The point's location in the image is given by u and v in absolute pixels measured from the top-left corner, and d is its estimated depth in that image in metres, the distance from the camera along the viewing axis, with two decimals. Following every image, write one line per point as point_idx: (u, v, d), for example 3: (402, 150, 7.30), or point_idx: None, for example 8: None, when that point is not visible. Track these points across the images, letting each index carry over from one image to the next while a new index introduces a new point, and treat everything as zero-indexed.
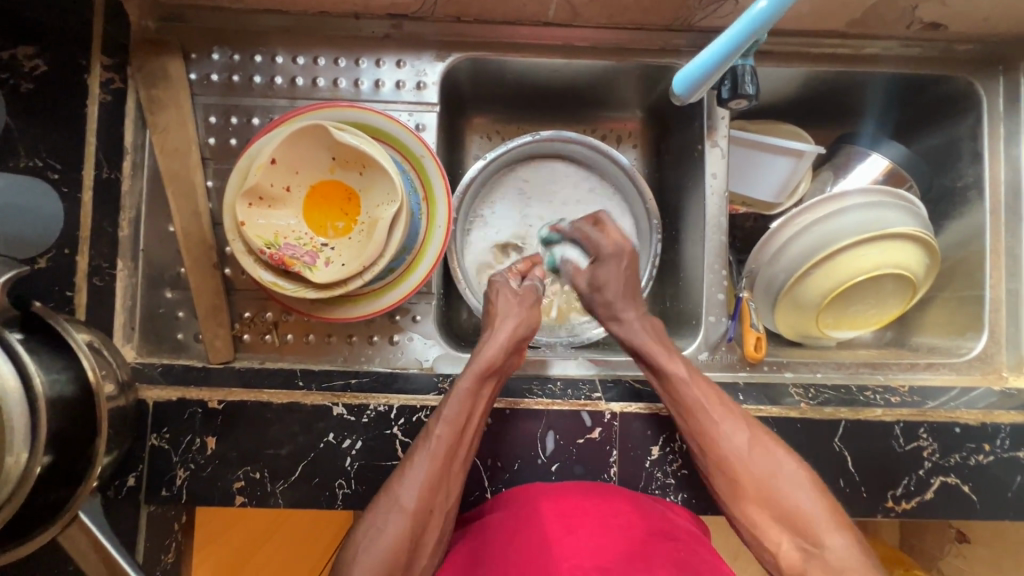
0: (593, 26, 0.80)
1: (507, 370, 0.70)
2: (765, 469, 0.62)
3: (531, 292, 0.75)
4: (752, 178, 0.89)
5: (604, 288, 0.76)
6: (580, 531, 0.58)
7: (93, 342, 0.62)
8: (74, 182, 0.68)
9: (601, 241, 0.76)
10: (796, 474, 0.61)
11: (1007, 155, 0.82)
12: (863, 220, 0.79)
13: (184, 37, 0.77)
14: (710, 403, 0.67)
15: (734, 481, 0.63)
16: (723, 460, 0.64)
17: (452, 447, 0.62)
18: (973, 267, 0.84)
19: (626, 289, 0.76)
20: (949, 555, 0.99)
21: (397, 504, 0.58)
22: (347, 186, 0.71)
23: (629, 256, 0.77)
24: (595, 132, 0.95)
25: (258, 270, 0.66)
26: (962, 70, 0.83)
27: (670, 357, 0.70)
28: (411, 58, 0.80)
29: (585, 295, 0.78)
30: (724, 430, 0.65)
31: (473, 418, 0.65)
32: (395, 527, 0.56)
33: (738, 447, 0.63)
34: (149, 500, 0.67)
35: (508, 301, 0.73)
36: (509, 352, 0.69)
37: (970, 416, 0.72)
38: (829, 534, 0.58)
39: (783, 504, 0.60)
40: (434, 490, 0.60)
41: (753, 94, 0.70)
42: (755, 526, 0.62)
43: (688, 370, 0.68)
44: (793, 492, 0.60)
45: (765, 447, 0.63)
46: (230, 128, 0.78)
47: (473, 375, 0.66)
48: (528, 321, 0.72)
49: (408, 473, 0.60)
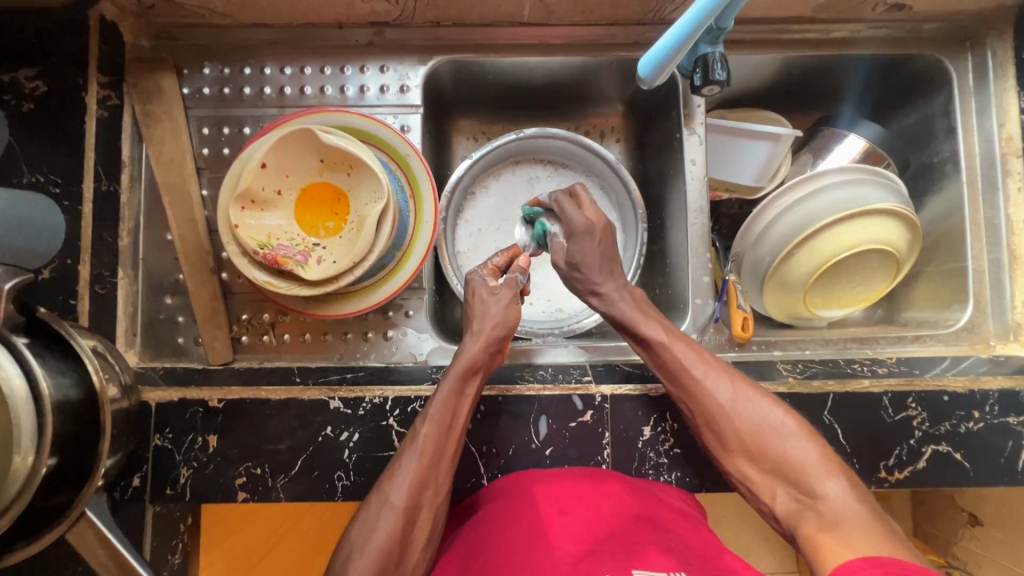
0: (568, 24, 0.84)
1: (491, 370, 0.71)
2: (751, 421, 0.62)
3: (508, 286, 0.74)
4: (732, 164, 0.91)
5: (582, 266, 0.75)
6: (572, 512, 0.59)
7: (98, 347, 0.64)
8: (75, 196, 0.70)
9: (573, 217, 0.74)
10: (785, 424, 0.61)
11: (980, 127, 0.83)
12: (841, 199, 0.80)
13: (177, 55, 0.81)
14: (692, 362, 0.68)
15: (723, 437, 0.64)
16: (710, 415, 0.65)
17: (440, 444, 0.63)
18: (954, 240, 0.85)
19: (600, 263, 0.75)
20: (964, 540, 1.00)
21: (387, 503, 0.58)
22: (336, 187, 0.74)
23: (600, 228, 0.75)
24: (579, 127, 0.98)
25: (252, 270, 0.69)
26: (930, 48, 0.85)
27: (650, 323, 0.71)
28: (394, 63, 0.83)
29: (565, 273, 0.77)
30: (708, 387, 0.66)
31: (460, 416, 0.66)
32: (386, 525, 0.57)
33: (722, 403, 0.64)
34: (154, 499, 0.69)
35: (485, 297, 0.74)
36: (491, 352, 0.70)
37: (957, 383, 0.73)
38: (822, 481, 0.56)
39: (773, 455, 0.60)
40: (426, 486, 0.61)
41: (724, 80, 0.72)
42: (750, 478, 0.62)
43: (667, 334, 0.70)
44: (782, 443, 0.60)
45: (750, 400, 0.64)
46: (223, 138, 0.81)
47: (456, 376, 0.67)
48: (507, 319, 0.72)
49: (397, 473, 0.61)
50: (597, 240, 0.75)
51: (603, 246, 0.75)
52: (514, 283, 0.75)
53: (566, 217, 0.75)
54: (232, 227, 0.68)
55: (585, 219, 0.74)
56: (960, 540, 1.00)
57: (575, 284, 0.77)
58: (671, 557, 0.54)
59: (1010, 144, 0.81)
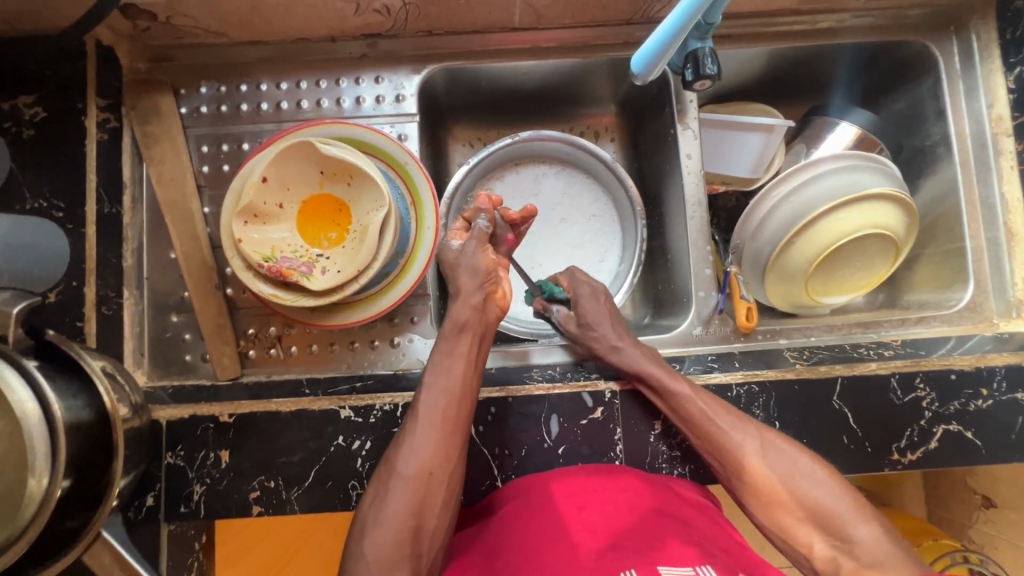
0: (558, 27, 0.85)
1: (486, 322, 0.73)
2: (783, 472, 0.63)
3: (476, 239, 0.75)
4: (726, 157, 0.92)
5: (595, 328, 0.77)
6: (591, 507, 0.60)
7: (108, 368, 0.65)
8: (79, 218, 0.70)
9: (580, 285, 0.82)
10: (812, 471, 0.63)
11: (969, 109, 0.84)
12: (835, 187, 0.82)
13: (173, 76, 0.82)
14: (716, 413, 0.67)
15: (756, 488, 0.64)
16: (739, 466, 0.65)
17: (444, 408, 0.65)
18: (952, 221, 0.86)
19: (611, 324, 0.77)
20: (979, 522, 1.00)
21: (396, 473, 0.62)
22: (337, 198, 0.75)
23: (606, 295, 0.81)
24: (574, 128, 0.99)
25: (258, 283, 0.69)
26: (915, 33, 0.87)
27: (670, 375, 0.70)
28: (388, 74, 0.84)
29: (575, 333, 0.79)
30: (736, 440, 0.66)
31: (458, 376, 0.67)
32: (398, 494, 0.60)
33: (751, 454, 0.65)
34: (169, 517, 0.68)
35: (455, 254, 0.76)
36: (481, 310, 0.72)
37: (963, 361, 0.73)
38: (853, 525, 0.59)
39: (803, 503, 0.61)
40: (435, 452, 0.63)
41: (715, 73, 0.74)
42: (785, 529, 0.63)
43: (689, 387, 0.69)
44: (811, 489, 0.61)
45: (779, 448, 0.64)
46: (222, 155, 0.81)
47: (447, 336, 0.70)
48: (479, 267, 0.74)
49: (404, 443, 0.63)
50: (603, 300, 0.80)
51: (607, 304, 0.80)
52: (482, 232, 0.75)
53: (578, 292, 0.81)
54: (236, 242, 0.69)
55: (591, 282, 0.82)
56: (975, 524, 1.01)
57: (592, 343, 0.77)
58: (693, 552, 0.54)
59: (1001, 124, 0.82)
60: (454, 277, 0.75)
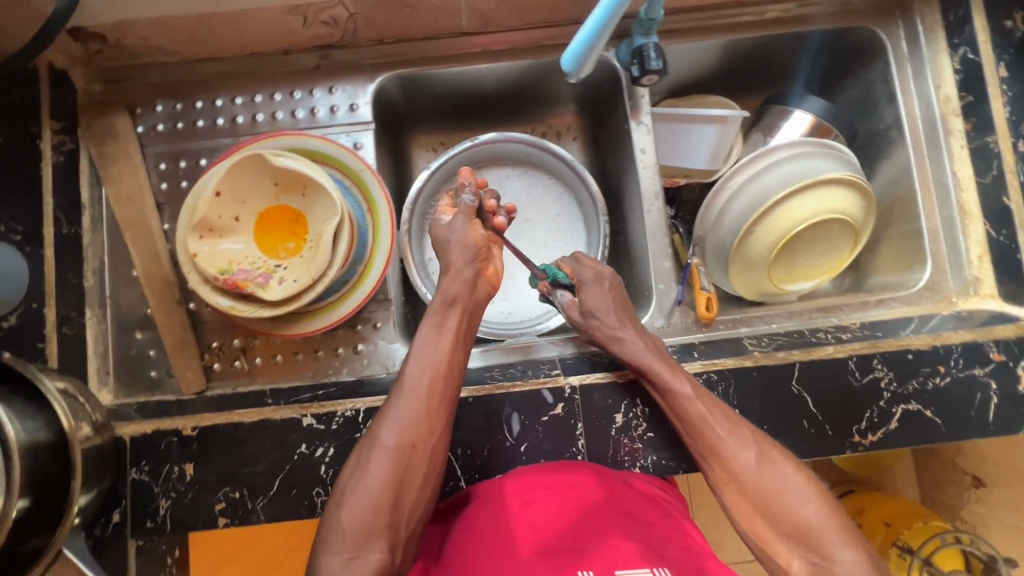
0: (508, 29, 0.86)
1: (475, 298, 0.75)
2: (774, 484, 0.61)
3: (464, 214, 0.77)
4: (684, 150, 0.93)
5: (599, 315, 0.77)
6: (538, 503, 0.60)
7: (67, 388, 0.65)
8: (36, 241, 0.72)
9: (582, 269, 0.81)
10: (804, 489, 0.61)
11: (918, 91, 0.85)
12: (790, 173, 0.83)
13: (129, 95, 0.83)
14: (715, 419, 0.66)
15: (743, 498, 0.62)
16: (731, 476, 0.64)
17: (429, 380, 0.66)
18: (908, 203, 0.87)
19: (615, 311, 0.77)
20: (971, 503, 1.01)
21: (378, 443, 0.62)
22: (293, 208, 0.75)
23: (611, 280, 0.81)
24: (536, 129, 1.00)
25: (214, 296, 0.69)
26: (862, 19, 0.88)
27: (673, 374, 0.69)
28: (342, 84, 0.85)
29: (579, 321, 0.79)
30: (731, 447, 0.65)
31: (444, 349, 0.68)
32: (378, 464, 0.60)
33: (746, 464, 0.63)
34: (135, 533, 0.69)
35: (446, 229, 0.77)
36: (468, 285, 0.74)
37: (920, 340, 0.74)
38: (835, 546, 0.56)
39: (790, 518, 0.59)
40: (418, 423, 0.63)
41: (661, 68, 0.76)
42: (766, 542, 0.60)
43: (691, 388, 0.68)
44: (799, 505, 0.60)
45: (775, 463, 0.63)
46: (181, 172, 0.82)
47: (435, 311, 0.72)
48: (468, 242, 0.76)
49: (388, 414, 0.64)
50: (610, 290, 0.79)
51: (613, 293, 0.79)
52: (468, 208, 0.77)
53: (578, 272, 0.81)
54: (191, 256, 0.69)
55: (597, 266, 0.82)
56: (966, 505, 1.02)
57: (596, 332, 0.77)
58: (646, 550, 0.55)
59: (949, 104, 0.83)
60: (445, 251, 0.76)
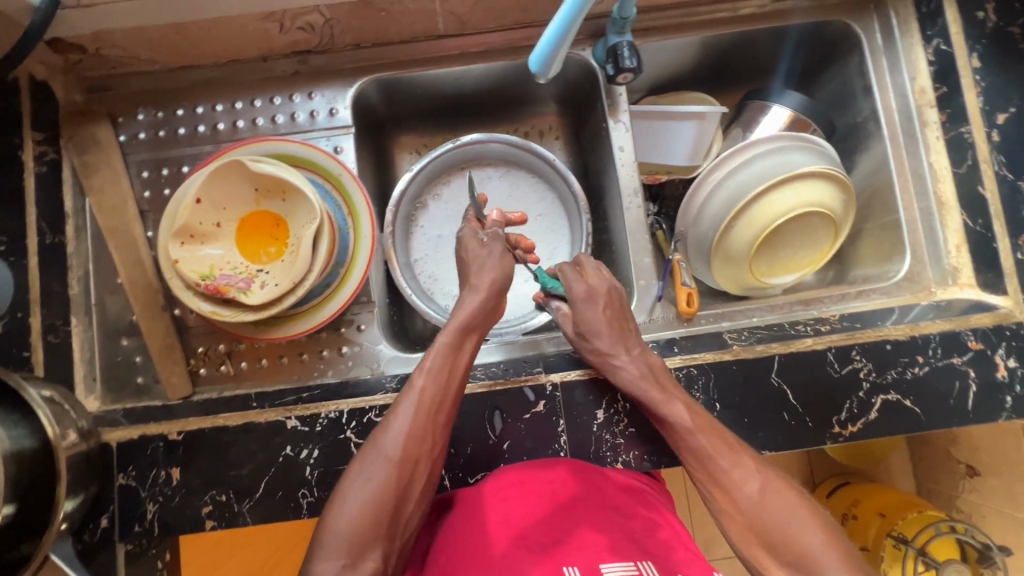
0: (485, 31, 0.87)
1: (489, 321, 0.76)
2: (777, 514, 0.59)
3: (496, 240, 0.80)
4: (664, 147, 0.94)
5: (592, 336, 0.74)
6: (516, 500, 0.61)
7: (52, 396, 0.66)
8: (20, 251, 0.72)
9: (573, 286, 0.77)
10: (808, 517, 0.58)
11: (894, 83, 0.86)
12: (767, 167, 0.84)
13: (110, 104, 0.84)
14: (717, 448, 0.64)
15: (743, 525, 0.60)
16: (731, 504, 0.61)
17: (438, 395, 0.66)
18: (886, 194, 0.87)
19: (608, 332, 0.74)
20: (965, 492, 1.01)
21: (382, 454, 0.62)
22: (274, 213, 0.76)
23: (606, 296, 0.77)
24: (518, 129, 1.01)
25: (197, 302, 0.70)
26: (837, 13, 0.88)
27: (671, 400, 0.68)
28: (321, 89, 0.86)
29: (574, 343, 0.76)
30: (735, 476, 0.62)
31: (458, 368, 0.69)
32: (381, 476, 0.60)
33: (748, 494, 0.61)
34: (123, 538, 0.70)
35: (476, 247, 0.79)
36: (485, 310, 0.75)
37: (897, 331, 0.75)
38: (834, 572, 0.54)
39: (791, 547, 0.57)
40: (423, 437, 0.64)
41: (635, 66, 0.77)
42: (767, 571, 0.58)
43: (690, 414, 0.67)
44: (801, 533, 0.57)
45: (780, 492, 0.60)
46: (163, 179, 0.83)
47: (452, 329, 0.72)
48: (499, 267, 0.78)
49: (393, 425, 0.64)
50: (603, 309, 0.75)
51: (608, 312, 0.75)
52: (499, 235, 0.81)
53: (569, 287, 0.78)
54: (173, 263, 0.70)
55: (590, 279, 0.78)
56: (961, 493, 1.02)
57: (589, 356, 0.74)
58: (631, 547, 0.56)
59: (923, 96, 0.83)
60: (470, 272, 0.78)
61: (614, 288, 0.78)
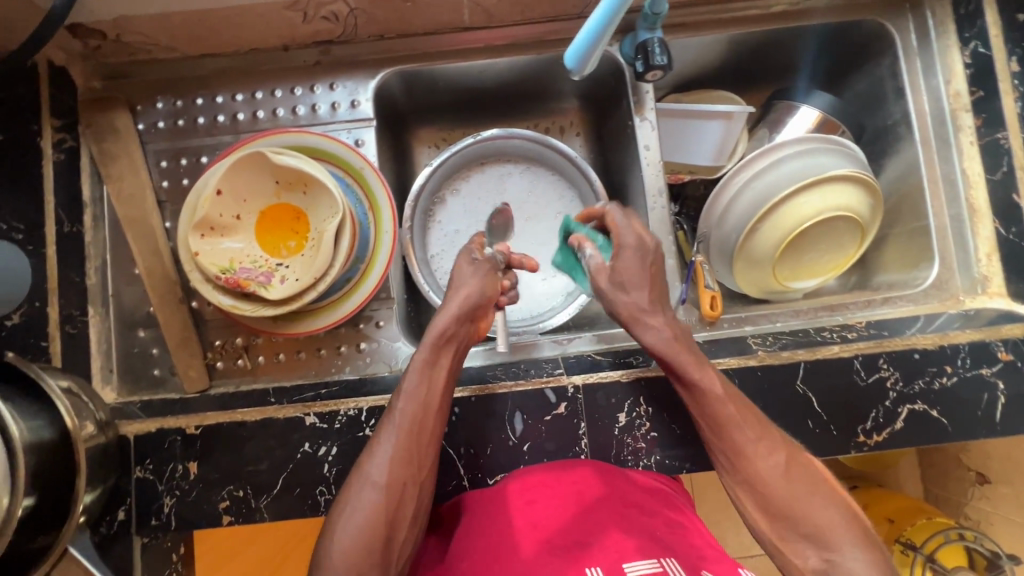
0: (510, 24, 0.85)
1: (470, 335, 0.71)
2: (800, 487, 0.58)
3: (488, 261, 0.74)
4: (688, 147, 0.92)
5: (631, 288, 0.68)
6: (540, 502, 0.61)
7: (70, 387, 0.65)
8: (38, 239, 0.72)
9: (626, 231, 0.70)
10: (827, 490, 0.59)
11: (927, 86, 0.84)
12: (796, 170, 0.82)
13: (129, 92, 0.82)
14: (745, 420, 0.62)
15: (760, 495, 0.59)
16: (751, 474, 0.60)
17: (418, 418, 0.63)
18: (916, 199, 0.85)
19: (649, 288, 0.69)
20: (974, 498, 1.00)
21: (369, 480, 0.59)
22: (294, 206, 0.75)
23: (652, 252, 0.71)
24: (539, 124, 0.99)
25: (216, 295, 0.69)
26: (870, 13, 0.86)
27: (704, 371, 0.64)
28: (343, 80, 0.84)
29: (605, 292, 0.70)
30: (760, 447, 0.61)
31: (438, 386, 0.66)
32: (368, 504, 0.58)
33: (772, 467, 0.60)
34: (140, 531, 0.69)
35: (468, 269, 0.73)
36: (466, 322, 0.69)
37: (926, 340, 0.73)
38: (851, 546, 0.54)
39: (811, 520, 0.56)
40: (408, 461, 0.61)
41: (665, 63, 0.75)
42: (778, 539, 0.58)
43: (723, 388, 0.64)
44: (822, 507, 0.57)
45: (802, 465, 0.60)
46: (182, 169, 0.82)
47: (429, 345, 0.66)
48: (482, 288, 0.71)
49: (377, 450, 0.61)
50: (649, 263, 0.70)
51: (651, 267, 0.70)
52: (495, 263, 0.75)
53: (618, 232, 0.71)
54: (193, 256, 0.69)
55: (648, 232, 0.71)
56: (970, 500, 1.01)
57: (622, 308, 0.69)
58: (654, 546, 0.55)
59: (958, 100, 0.82)
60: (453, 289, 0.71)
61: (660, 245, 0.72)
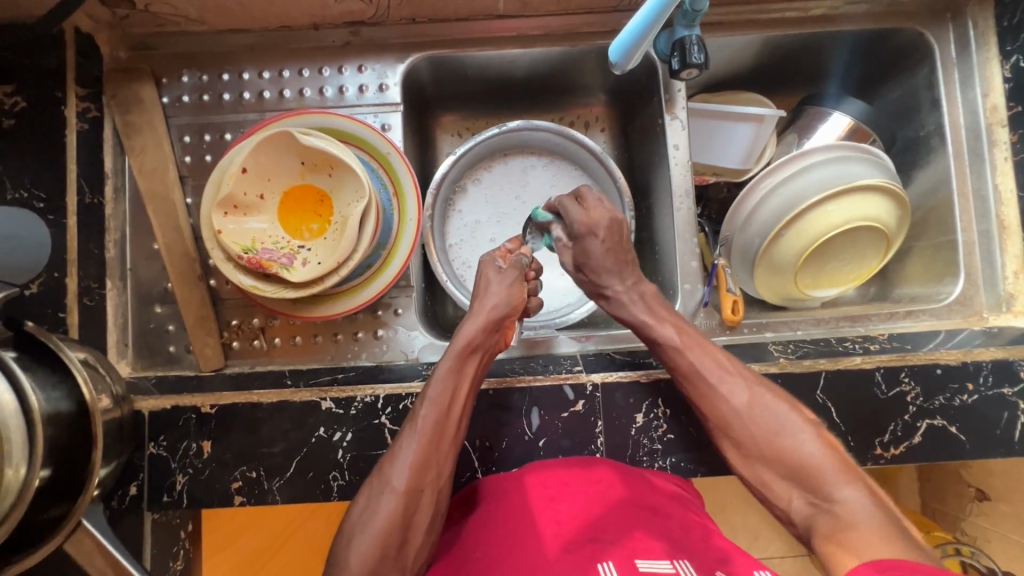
0: (543, 14, 0.84)
1: (493, 345, 0.72)
2: (767, 426, 0.62)
3: (514, 268, 0.75)
4: (715, 148, 0.91)
5: (591, 269, 0.75)
6: (560, 500, 0.60)
7: (87, 358, 0.64)
8: (60, 210, 0.70)
9: (574, 217, 0.74)
10: (799, 426, 0.61)
11: (963, 99, 0.83)
12: (827, 176, 0.80)
13: (155, 64, 0.81)
14: (706, 368, 0.67)
15: (741, 443, 0.63)
16: (724, 421, 0.64)
17: (440, 425, 0.63)
18: (944, 214, 0.84)
19: (610, 260, 0.75)
20: (972, 515, 0.99)
21: (389, 485, 0.59)
22: (318, 189, 0.74)
23: (608, 228, 0.74)
24: (563, 118, 0.97)
25: (237, 274, 0.69)
26: (910, 20, 0.85)
27: (660, 323, 0.71)
28: (371, 62, 0.83)
29: (574, 273, 0.78)
30: (724, 393, 0.65)
31: (460, 394, 0.66)
32: (387, 508, 0.58)
33: (736, 408, 0.64)
34: (151, 506, 0.69)
35: (496, 277, 0.75)
36: (489, 331, 0.71)
37: (949, 355, 0.72)
38: (837, 486, 0.55)
39: (786, 459, 0.59)
40: (425, 468, 0.61)
41: (702, 62, 0.74)
42: (767, 483, 0.61)
43: (680, 336, 0.70)
44: (798, 445, 0.59)
45: (767, 404, 0.63)
46: (205, 145, 0.81)
47: (455, 354, 0.67)
48: (510, 299, 0.73)
49: (398, 455, 0.61)
50: (611, 238, 0.75)
51: (610, 247, 0.75)
52: (519, 267, 0.75)
53: (569, 218, 0.75)
54: (215, 233, 0.68)
55: (602, 212, 0.74)
56: (967, 516, 1.00)
57: (590, 284, 0.77)
58: (670, 548, 0.55)
59: (995, 114, 0.81)
60: (483, 295, 0.74)
61: (618, 220, 0.75)
